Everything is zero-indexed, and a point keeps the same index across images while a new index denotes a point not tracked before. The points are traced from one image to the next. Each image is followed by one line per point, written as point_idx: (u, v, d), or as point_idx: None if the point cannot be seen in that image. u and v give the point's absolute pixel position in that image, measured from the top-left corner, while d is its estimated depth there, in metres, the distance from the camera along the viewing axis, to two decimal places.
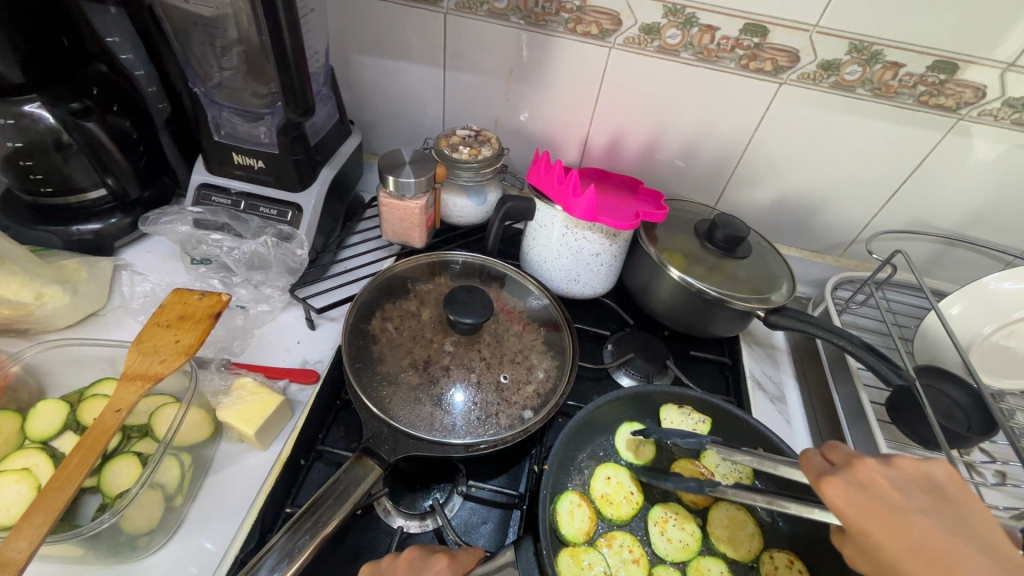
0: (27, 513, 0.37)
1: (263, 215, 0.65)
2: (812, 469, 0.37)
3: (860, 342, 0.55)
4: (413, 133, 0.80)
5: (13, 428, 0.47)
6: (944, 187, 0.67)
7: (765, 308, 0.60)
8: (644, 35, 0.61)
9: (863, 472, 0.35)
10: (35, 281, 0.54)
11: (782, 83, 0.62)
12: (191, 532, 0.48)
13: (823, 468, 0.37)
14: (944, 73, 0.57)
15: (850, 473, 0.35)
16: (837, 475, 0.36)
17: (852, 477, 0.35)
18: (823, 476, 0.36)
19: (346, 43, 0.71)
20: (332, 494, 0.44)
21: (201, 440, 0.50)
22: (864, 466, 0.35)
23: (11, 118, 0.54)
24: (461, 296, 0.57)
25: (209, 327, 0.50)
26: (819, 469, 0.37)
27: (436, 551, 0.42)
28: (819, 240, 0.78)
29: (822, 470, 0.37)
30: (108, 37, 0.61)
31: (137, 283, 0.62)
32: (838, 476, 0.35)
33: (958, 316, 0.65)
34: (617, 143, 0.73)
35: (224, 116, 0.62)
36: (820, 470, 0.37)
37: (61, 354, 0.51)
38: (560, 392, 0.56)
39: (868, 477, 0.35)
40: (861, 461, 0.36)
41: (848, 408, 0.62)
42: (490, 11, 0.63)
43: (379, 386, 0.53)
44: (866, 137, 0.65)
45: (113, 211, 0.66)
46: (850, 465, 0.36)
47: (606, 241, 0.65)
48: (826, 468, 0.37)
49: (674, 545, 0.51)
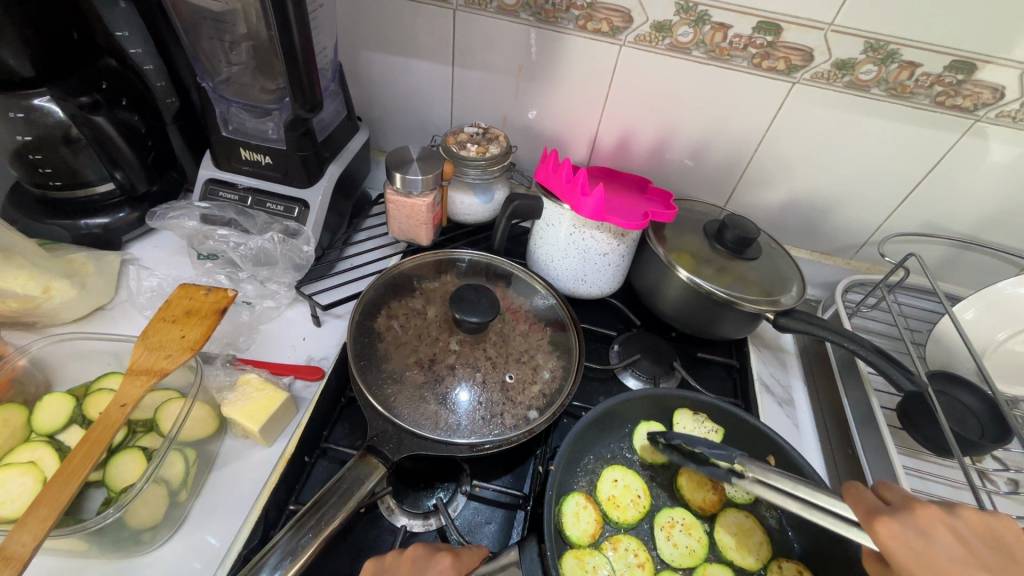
0: (31, 507, 0.37)
1: (270, 210, 0.65)
2: (864, 503, 0.36)
3: (871, 346, 0.54)
4: (420, 130, 0.79)
5: (19, 422, 0.47)
6: (958, 189, 0.66)
7: (774, 310, 0.60)
8: (655, 32, 0.61)
9: (923, 519, 0.34)
10: (43, 275, 0.54)
11: (796, 82, 0.61)
12: (196, 528, 0.48)
13: (877, 505, 0.35)
14: (962, 73, 0.56)
15: (911, 517, 0.34)
16: (897, 517, 0.34)
17: (911, 522, 0.34)
18: (881, 515, 0.34)
19: (354, 39, 0.71)
20: (336, 492, 0.44)
21: (206, 435, 0.50)
22: (925, 512, 0.35)
23: (20, 111, 0.54)
24: (468, 294, 0.56)
25: (215, 323, 0.50)
26: (873, 505, 0.35)
27: (439, 549, 0.41)
28: (830, 242, 0.77)
29: (876, 507, 0.35)
30: (118, 31, 0.61)
31: (144, 278, 0.62)
32: (898, 519, 0.34)
33: (971, 322, 0.64)
34: (626, 142, 0.72)
35: (232, 112, 0.61)
36: (874, 506, 0.35)
37: (68, 348, 0.51)
38: (565, 392, 0.55)
39: (928, 524, 0.34)
40: (921, 507, 0.35)
41: (858, 413, 0.61)
42: (499, 8, 0.63)
43: (384, 385, 0.53)
44: (880, 138, 0.64)
45: (121, 205, 0.66)
46: (909, 509, 0.35)
47: (614, 241, 0.64)
48: (880, 506, 0.35)
49: (679, 550, 0.50)
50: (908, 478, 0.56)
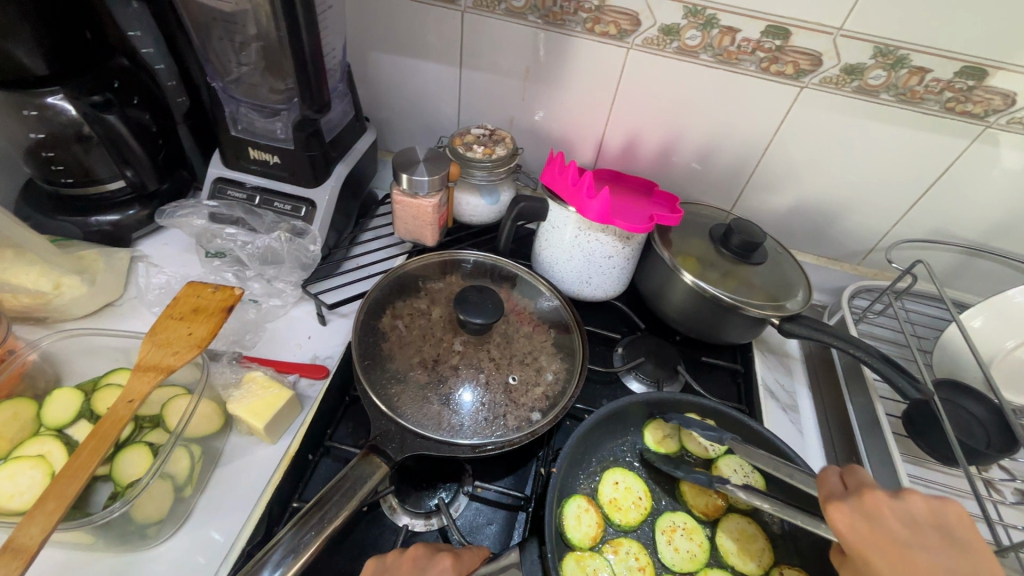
0: (38, 501, 0.37)
1: (278, 210, 0.65)
2: (825, 490, 0.40)
3: (877, 353, 0.54)
4: (428, 131, 0.80)
5: (28, 416, 0.47)
6: (968, 195, 0.65)
7: (780, 316, 0.59)
8: (663, 36, 0.60)
9: (871, 502, 0.38)
10: (54, 271, 0.55)
11: (804, 87, 0.61)
12: (200, 523, 0.48)
13: (835, 492, 0.40)
14: (972, 78, 0.55)
15: (859, 501, 0.38)
16: (845, 500, 0.38)
17: (860, 505, 0.38)
18: (832, 500, 0.39)
19: (363, 41, 0.71)
20: (339, 491, 0.44)
21: (211, 431, 0.51)
22: (874, 496, 0.38)
23: (34, 110, 0.55)
24: (472, 295, 0.56)
25: (222, 321, 0.50)
26: (830, 491, 0.40)
27: (440, 550, 0.42)
28: (837, 247, 0.77)
29: (832, 493, 0.39)
30: (131, 31, 0.63)
31: (152, 275, 0.63)
32: (846, 503, 0.38)
33: (979, 330, 0.63)
34: (633, 144, 0.72)
35: (241, 111, 0.62)
36: (831, 492, 0.40)
37: (77, 343, 0.52)
38: (568, 395, 0.55)
39: (876, 507, 0.37)
40: (872, 492, 0.38)
41: (863, 421, 0.60)
42: (508, 10, 0.63)
43: (388, 384, 0.53)
44: (888, 144, 0.63)
45: (131, 202, 0.67)
46: (861, 494, 0.38)
47: (619, 244, 0.64)
48: (838, 492, 0.39)
49: (680, 554, 0.50)
50: (913, 486, 0.56)
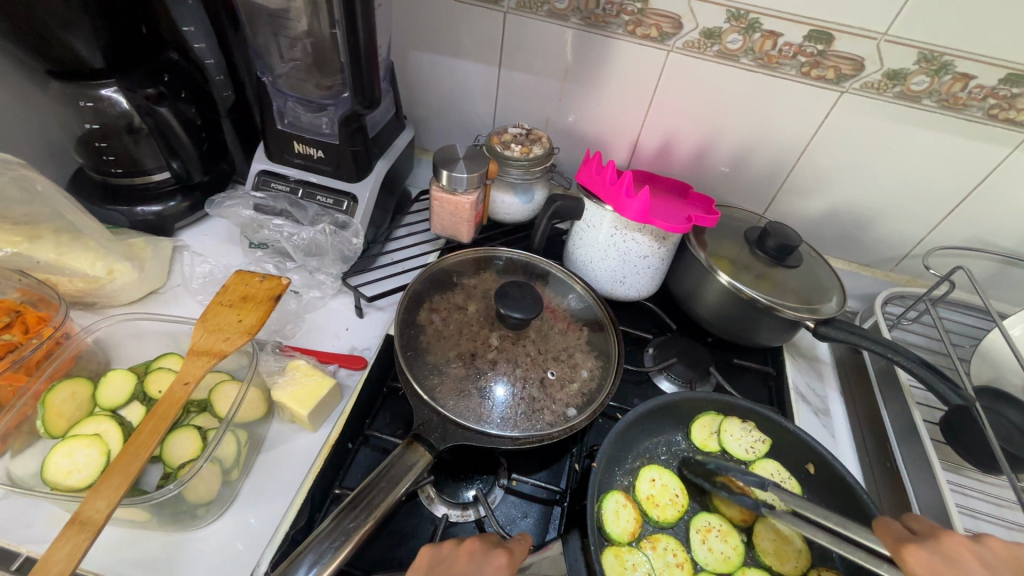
0: (104, 476, 0.38)
1: (321, 203, 0.66)
2: (890, 534, 0.38)
3: (915, 358, 0.54)
4: (463, 130, 0.81)
5: (85, 396, 0.49)
6: (1008, 204, 0.65)
7: (815, 319, 0.59)
8: (704, 39, 0.61)
9: (951, 546, 0.36)
10: (109, 257, 0.57)
11: (844, 92, 0.61)
12: (245, 506, 0.49)
13: (902, 534, 0.38)
14: (1016, 86, 0.55)
15: (936, 543, 0.36)
16: (921, 543, 0.36)
17: (938, 548, 0.36)
18: (905, 542, 0.37)
19: (404, 40, 0.72)
20: (384, 478, 0.45)
21: (256, 418, 0.52)
22: (953, 539, 0.36)
23: (90, 101, 0.58)
24: (512, 291, 0.57)
25: (270, 309, 0.51)
26: (899, 535, 0.38)
27: (495, 545, 0.40)
28: (869, 253, 0.77)
29: (904, 537, 0.37)
30: (184, 26, 0.64)
31: (196, 264, 0.65)
32: (922, 545, 0.36)
33: (1020, 338, 0.63)
34: (668, 146, 0.73)
35: (288, 105, 0.63)
36: (900, 536, 0.38)
37: (127, 328, 0.53)
38: (605, 392, 0.56)
39: (955, 550, 0.36)
40: (950, 535, 0.37)
41: (898, 427, 0.60)
42: (550, 12, 0.64)
43: (428, 375, 0.54)
44: (928, 150, 0.63)
45: (175, 193, 0.68)
46: (937, 537, 0.37)
47: (655, 244, 0.64)
48: (908, 536, 0.38)
49: (715, 555, 0.50)
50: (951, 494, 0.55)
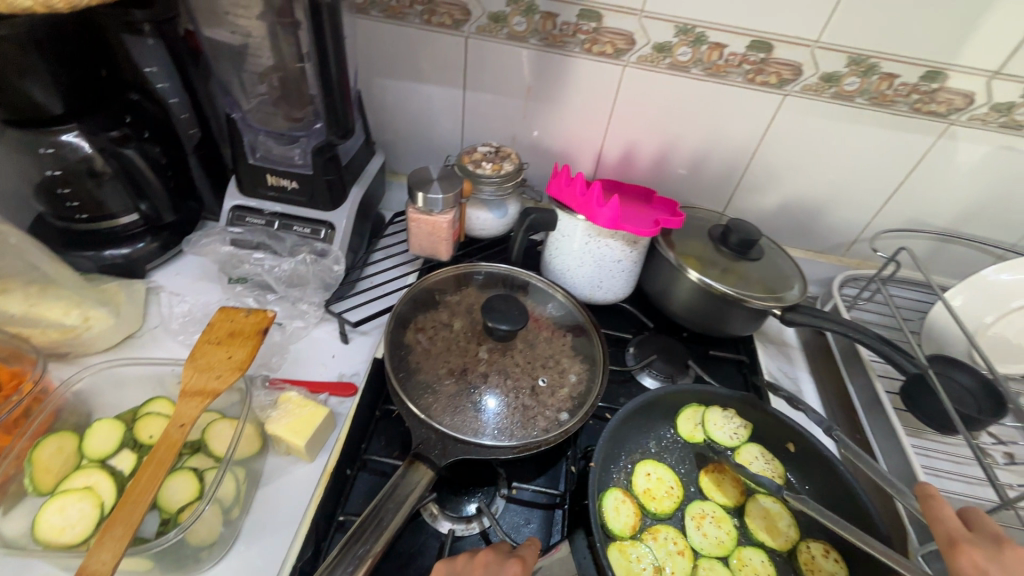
0: (106, 527, 0.38)
1: (298, 233, 0.66)
2: (951, 529, 0.41)
3: (873, 335, 0.58)
4: (431, 151, 0.83)
5: (72, 449, 0.48)
6: (938, 186, 0.71)
7: (781, 306, 0.64)
8: (656, 53, 0.65)
9: (1011, 556, 0.38)
10: (84, 304, 0.56)
11: (786, 95, 0.66)
12: (247, 544, 0.48)
13: (962, 535, 0.40)
14: (935, 82, 0.61)
15: (999, 554, 0.38)
16: (981, 549, 0.39)
17: (997, 556, 0.38)
18: (964, 543, 0.39)
19: (368, 68, 0.74)
20: (391, 499, 0.45)
21: (251, 454, 0.51)
22: (1016, 551, 0.38)
23: (49, 147, 0.55)
24: (497, 304, 0.59)
25: (259, 343, 0.51)
26: (958, 531, 0.40)
27: (509, 555, 0.41)
28: (823, 240, 0.82)
29: (963, 535, 0.40)
30: (146, 67, 0.62)
31: (175, 304, 0.64)
32: (981, 551, 0.39)
33: (961, 307, 0.67)
34: (630, 154, 0.76)
35: (259, 139, 0.63)
36: (960, 534, 0.40)
37: (108, 377, 0.52)
38: (593, 393, 0.58)
39: (1013, 557, 0.38)
40: (1015, 547, 0.38)
41: (864, 400, 0.65)
42: (509, 34, 0.67)
43: (422, 394, 0.55)
44: (864, 143, 0.69)
45: (143, 234, 0.67)
46: (1002, 545, 0.39)
47: (627, 248, 0.68)
48: (966, 536, 0.40)
49: (709, 539, 0.53)
50: (916, 457, 0.60)
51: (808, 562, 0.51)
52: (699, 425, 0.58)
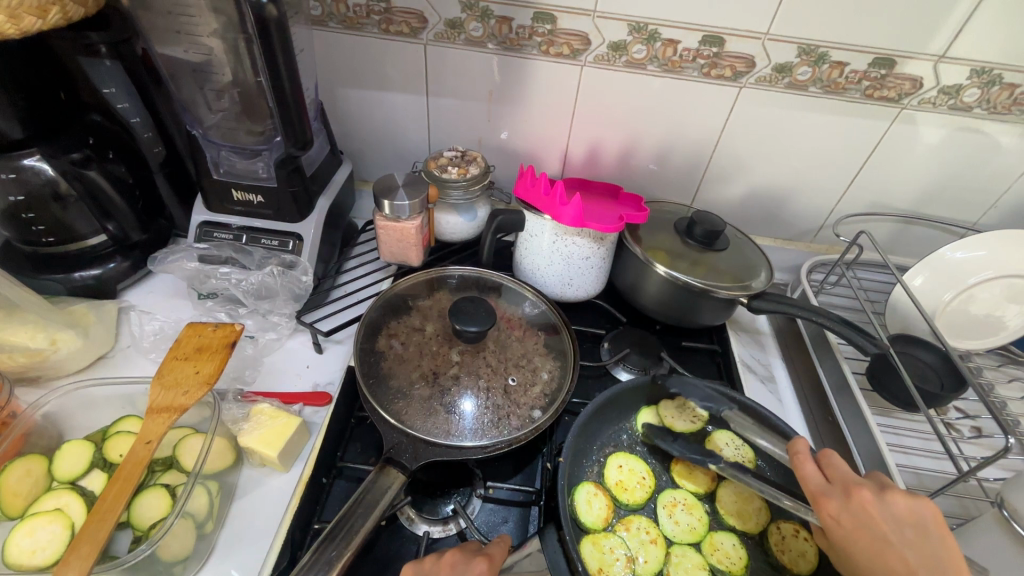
0: (72, 547, 0.38)
1: (266, 246, 0.67)
2: (811, 483, 0.44)
3: (837, 318, 0.59)
4: (399, 158, 0.83)
5: (41, 471, 0.48)
6: (896, 169, 0.73)
7: (747, 295, 0.65)
8: (612, 52, 0.66)
9: (858, 500, 0.42)
10: (50, 327, 0.56)
11: (742, 87, 0.67)
12: (223, 557, 0.49)
13: (820, 486, 0.44)
14: (884, 68, 0.63)
15: (848, 500, 0.42)
16: (835, 499, 0.43)
17: (848, 503, 0.42)
18: (822, 497, 0.43)
19: (331, 78, 0.74)
20: (362, 504, 0.46)
21: (225, 467, 0.51)
22: (860, 495, 0.42)
23: (11, 172, 0.55)
24: (465, 306, 0.60)
25: (227, 357, 0.52)
26: (816, 486, 0.44)
27: (476, 553, 0.42)
28: (790, 228, 0.83)
29: (820, 489, 0.44)
30: (104, 88, 0.61)
31: (145, 322, 0.64)
32: (835, 501, 0.43)
33: (921, 288, 0.68)
34: (595, 152, 0.78)
35: (222, 155, 0.64)
36: (819, 487, 0.44)
37: (78, 398, 0.52)
38: (565, 390, 0.59)
39: (860, 503, 0.42)
40: (859, 490, 0.42)
41: (833, 382, 0.66)
42: (467, 40, 0.67)
43: (394, 399, 0.56)
44: (821, 131, 0.70)
45: (113, 255, 0.67)
46: (849, 491, 0.43)
47: (594, 245, 0.68)
48: (824, 488, 0.44)
49: (681, 526, 0.53)
50: (883, 435, 0.61)
51: (778, 543, 0.52)
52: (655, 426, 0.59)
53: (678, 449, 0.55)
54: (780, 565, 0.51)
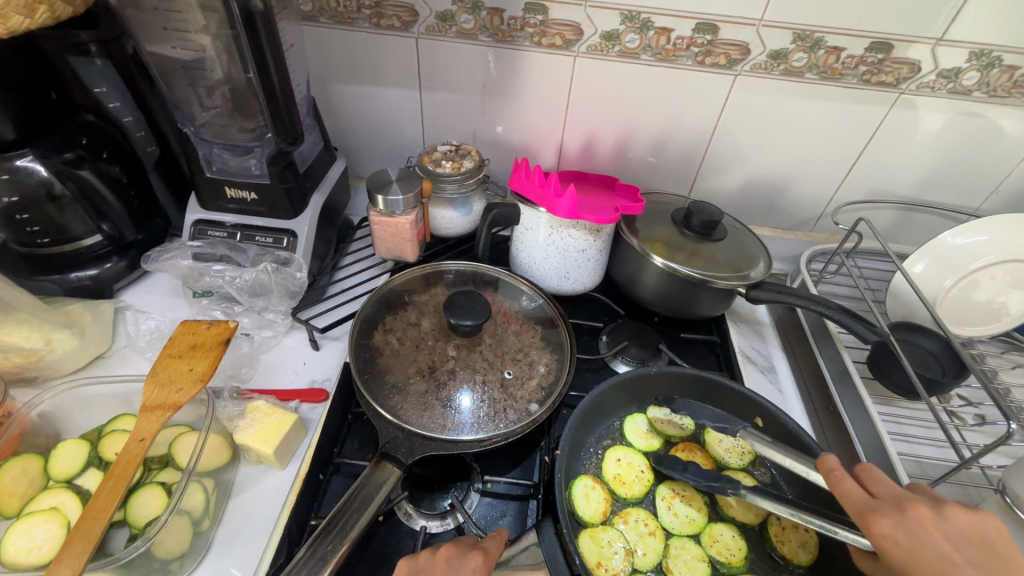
0: (65, 544, 0.38)
1: (260, 243, 0.67)
2: (856, 500, 0.40)
3: (836, 307, 0.59)
4: (394, 153, 0.83)
5: (37, 471, 0.48)
6: (896, 155, 0.72)
7: (745, 285, 0.64)
8: (605, 42, 0.65)
9: (913, 516, 0.38)
10: (45, 328, 0.56)
11: (737, 74, 0.66)
12: (220, 554, 0.49)
13: (868, 502, 0.40)
14: (881, 52, 0.62)
15: (901, 516, 0.39)
16: (887, 515, 0.39)
17: (902, 519, 0.38)
18: (871, 513, 0.39)
19: (323, 74, 0.74)
20: (357, 498, 0.45)
21: (221, 464, 0.51)
22: (915, 511, 0.39)
23: (5, 173, 0.55)
24: (459, 300, 0.59)
25: (221, 354, 0.52)
26: (863, 502, 0.40)
27: (471, 547, 0.42)
28: (789, 217, 0.82)
29: (867, 505, 0.40)
30: (95, 87, 0.61)
31: (141, 321, 0.63)
32: (887, 517, 0.39)
33: (921, 274, 0.68)
34: (591, 144, 0.77)
35: (214, 153, 0.64)
36: (865, 504, 0.40)
37: (74, 397, 0.52)
38: (561, 382, 0.59)
39: (915, 519, 0.38)
40: (913, 506, 0.39)
41: (834, 372, 0.65)
42: (458, 32, 0.67)
43: (390, 395, 0.55)
44: (818, 119, 0.70)
45: (109, 255, 0.67)
46: (902, 508, 0.39)
47: (590, 237, 0.68)
48: (870, 503, 0.40)
49: (680, 518, 0.53)
50: (884, 424, 0.61)
51: (779, 534, 0.52)
52: (649, 430, 0.58)
53: (693, 478, 0.53)
54: (781, 556, 0.51)
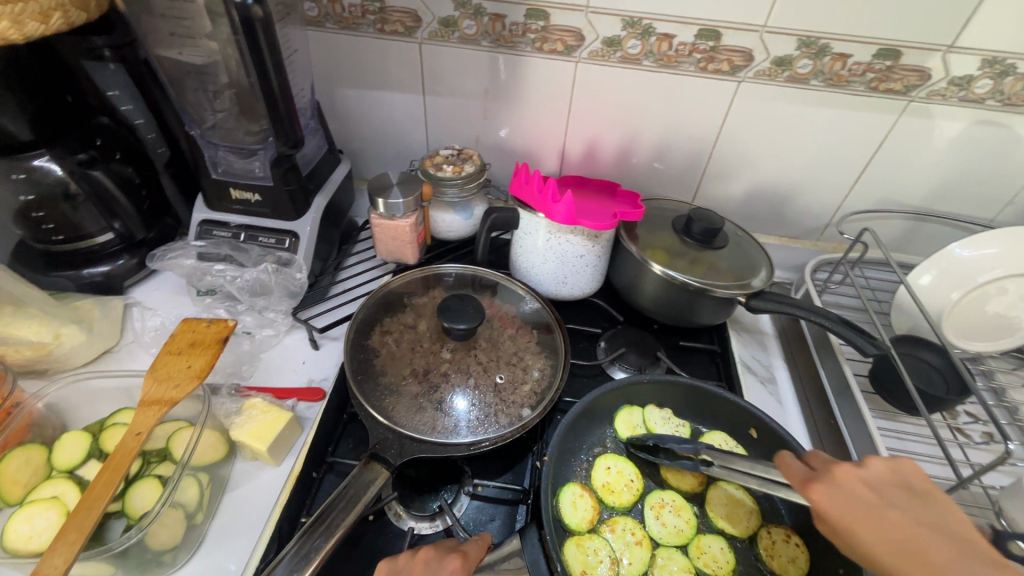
0: (59, 533, 0.40)
1: (263, 244, 0.68)
2: (795, 474, 0.43)
3: (837, 318, 0.57)
4: (399, 156, 0.84)
5: (40, 461, 0.49)
6: (906, 163, 0.70)
7: (745, 293, 0.63)
8: (606, 48, 0.65)
9: (842, 475, 0.41)
10: (53, 322, 0.58)
11: (741, 81, 0.66)
12: (212, 548, 0.50)
13: (806, 473, 0.42)
14: (889, 59, 0.61)
15: (833, 478, 0.41)
16: (821, 479, 0.41)
17: (833, 480, 0.41)
18: (809, 481, 0.41)
19: (330, 78, 0.75)
20: (343, 498, 0.46)
21: (217, 460, 0.53)
22: (842, 470, 0.41)
23: (22, 173, 0.57)
24: (454, 304, 0.60)
25: (219, 352, 0.53)
26: (801, 475, 0.42)
27: (450, 551, 0.42)
28: (795, 226, 0.81)
29: (807, 475, 0.42)
30: (109, 91, 0.64)
31: (148, 318, 0.66)
32: (823, 481, 0.41)
33: (926, 287, 0.66)
34: (593, 149, 0.77)
35: (220, 155, 0.65)
36: (804, 475, 0.42)
37: (80, 389, 0.54)
38: (554, 388, 0.58)
39: (845, 478, 0.41)
40: (839, 466, 0.41)
41: (834, 384, 0.64)
42: (461, 38, 0.67)
43: (382, 396, 0.56)
44: (823, 127, 0.68)
45: (121, 252, 0.69)
46: (831, 470, 0.42)
47: (589, 243, 0.68)
48: (808, 473, 0.42)
49: (668, 529, 0.53)
50: (885, 439, 0.59)
51: (768, 548, 0.51)
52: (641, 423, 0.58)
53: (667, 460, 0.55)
54: (770, 570, 0.50)
